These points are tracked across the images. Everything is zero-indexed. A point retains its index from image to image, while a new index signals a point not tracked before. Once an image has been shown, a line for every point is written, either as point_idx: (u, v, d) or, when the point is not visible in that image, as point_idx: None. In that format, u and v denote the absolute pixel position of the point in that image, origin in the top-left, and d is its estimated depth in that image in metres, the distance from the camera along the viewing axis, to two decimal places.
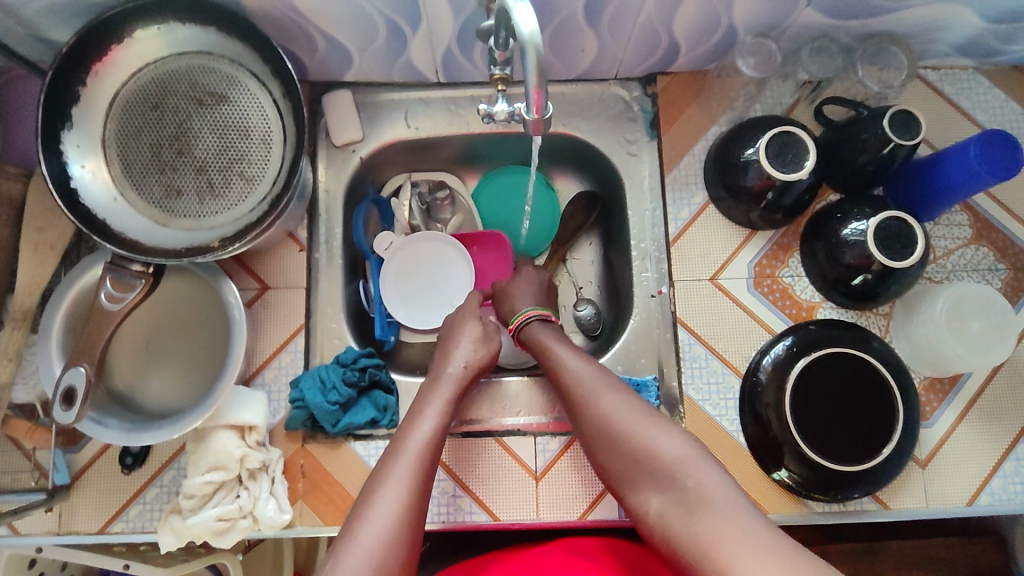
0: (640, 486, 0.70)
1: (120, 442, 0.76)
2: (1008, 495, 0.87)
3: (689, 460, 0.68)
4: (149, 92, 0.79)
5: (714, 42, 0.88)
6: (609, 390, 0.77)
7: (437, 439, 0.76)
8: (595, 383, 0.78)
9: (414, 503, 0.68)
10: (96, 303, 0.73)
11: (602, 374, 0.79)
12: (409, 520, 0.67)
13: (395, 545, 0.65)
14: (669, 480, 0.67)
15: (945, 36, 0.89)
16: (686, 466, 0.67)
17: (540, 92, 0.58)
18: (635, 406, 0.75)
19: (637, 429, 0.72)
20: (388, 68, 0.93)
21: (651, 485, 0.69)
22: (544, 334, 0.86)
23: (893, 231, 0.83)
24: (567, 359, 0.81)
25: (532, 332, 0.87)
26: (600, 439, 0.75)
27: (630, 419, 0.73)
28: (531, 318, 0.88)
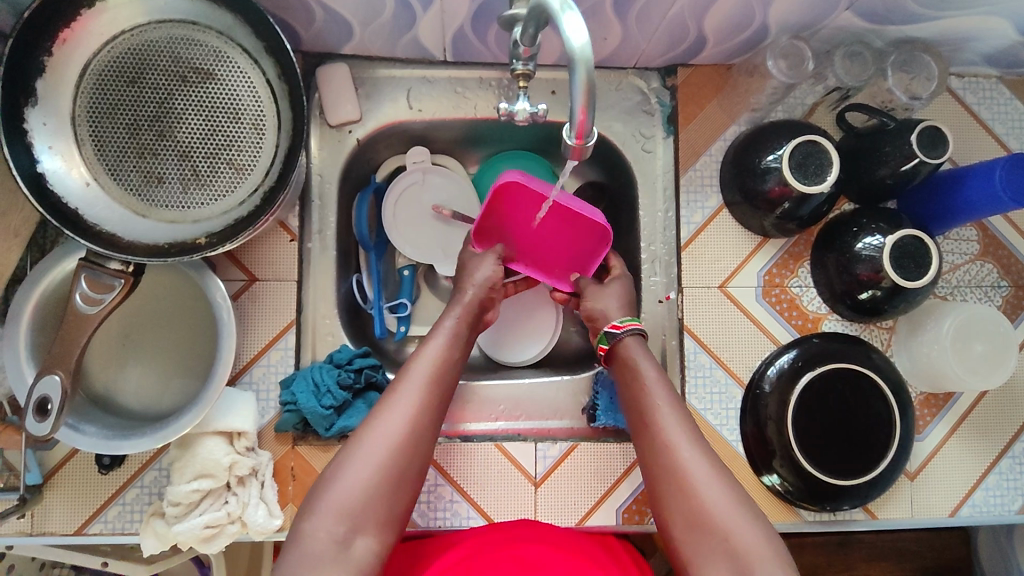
0: (709, 566, 0.64)
1: (97, 450, 0.70)
2: (989, 507, 0.90)
3: (768, 559, 0.62)
4: (124, 65, 0.70)
5: (744, 38, 0.84)
6: (699, 450, 0.70)
7: (444, 363, 0.74)
8: (687, 442, 0.71)
9: (418, 426, 0.69)
10: (70, 304, 0.67)
11: (695, 433, 0.72)
12: (408, 443, 0.67)
13: (395, 460, 0.66)
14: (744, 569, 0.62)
15: (977, 46, 0.86)
16: (767, 562, 0.62)
17: (586, 115, 0.53)
18: (724, 477, 0.68)
19: (722, 504, 0.66)
20: (392, 43, 0.85)
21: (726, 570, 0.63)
22: (646, 365, 0.77)
23: (909, 248, 0.80)
24: (660, 397, 0.74)
25: (629, 357, 0.79)
26: (674, 504, 0.68)
27: (714, 488, 0.67)
28: (627, 332, 0.81)
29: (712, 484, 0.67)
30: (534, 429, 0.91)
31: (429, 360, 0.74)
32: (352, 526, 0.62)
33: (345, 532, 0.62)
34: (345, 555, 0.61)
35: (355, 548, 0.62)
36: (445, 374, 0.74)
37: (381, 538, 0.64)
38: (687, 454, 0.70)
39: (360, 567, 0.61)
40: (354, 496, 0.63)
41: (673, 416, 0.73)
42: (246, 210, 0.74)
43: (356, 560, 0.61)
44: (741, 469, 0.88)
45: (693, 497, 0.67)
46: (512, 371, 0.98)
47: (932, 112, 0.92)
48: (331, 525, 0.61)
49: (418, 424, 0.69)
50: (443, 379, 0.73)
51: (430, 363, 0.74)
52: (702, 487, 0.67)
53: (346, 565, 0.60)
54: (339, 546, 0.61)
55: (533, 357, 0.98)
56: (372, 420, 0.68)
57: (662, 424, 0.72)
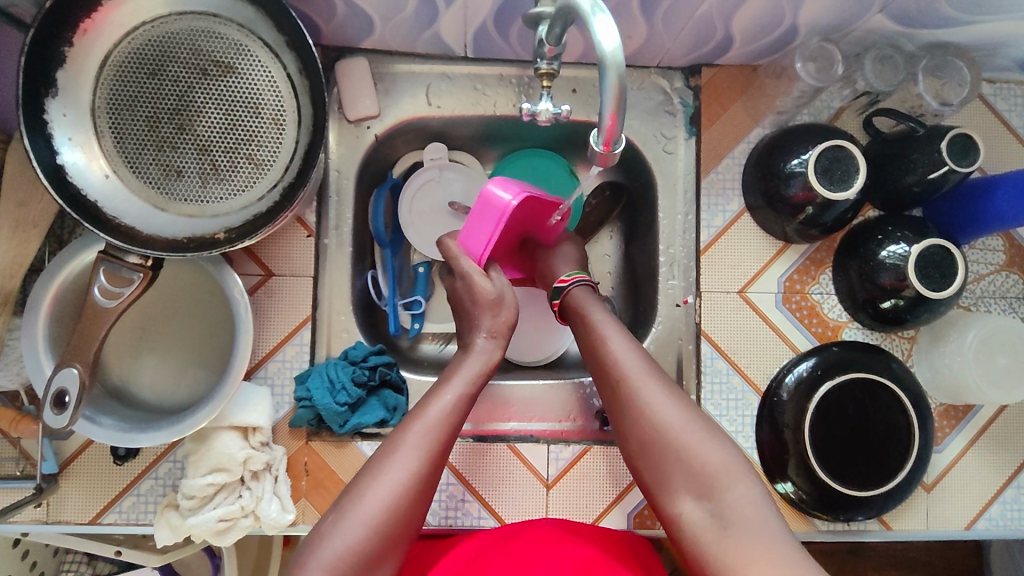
0: (673, 488, 0.65)
1: (114, 442, 0.71)
2: (1006, 521, 0.89)
3: (730, 475, 0.63)
4: (145, 57, 0.70)
5: (771, 39, 0.82)
6: (654, 381, 0.70)
7: (459, 412, 0.70)
8: (640, 373, 0.70)
9: (419, 485, 0.64)
10: (89, 298, 0.67)
11: (648, 363, 0.72)
12: (407, 504, 0.63)
13: (391, 522, 0.62)
14: (706, 488, 0.63)
15: (1011, 52, 0.84)
16: (727, 477, 0.63)
17: (615, 120, 0.53)
18: (680, 400, 0.69)
19: (681, 426, 0.67)
20: (412, 38, 0.84)
21: (688, 489, 0.64)
22: (593, 309, 0.77)
23: (935, 258, 0.79)
24: (608, 333, 0.74)
25: (576, 303, 0.78)
26: (634, 434, 0.69)
27: (670, 413, 0.67)
28: (574, 284, 0.79)
29: (668, 409, 0.68)
30: (547, 431, 0.90)
31: (446, 403, 0.69)
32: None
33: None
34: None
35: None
36: (459, 420, 0.69)
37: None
38: (641, 383, 0.70)
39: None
40: (346, 559, 0.59)
41: (624, 348, 0.73)
42: (265, 206, 0.74)
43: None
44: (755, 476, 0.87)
45: (650, 424, 0.68)
46: (526, 372, 0.98)
47: (961, 119, 0.90)
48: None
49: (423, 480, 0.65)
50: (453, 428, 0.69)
51: (443, 412, 0.68)
52: (658, 413, 0.68)
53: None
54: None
55: (546, 359, 0.99)
56: (370, 477, 0.64)
57: (613, 359, 0.72)
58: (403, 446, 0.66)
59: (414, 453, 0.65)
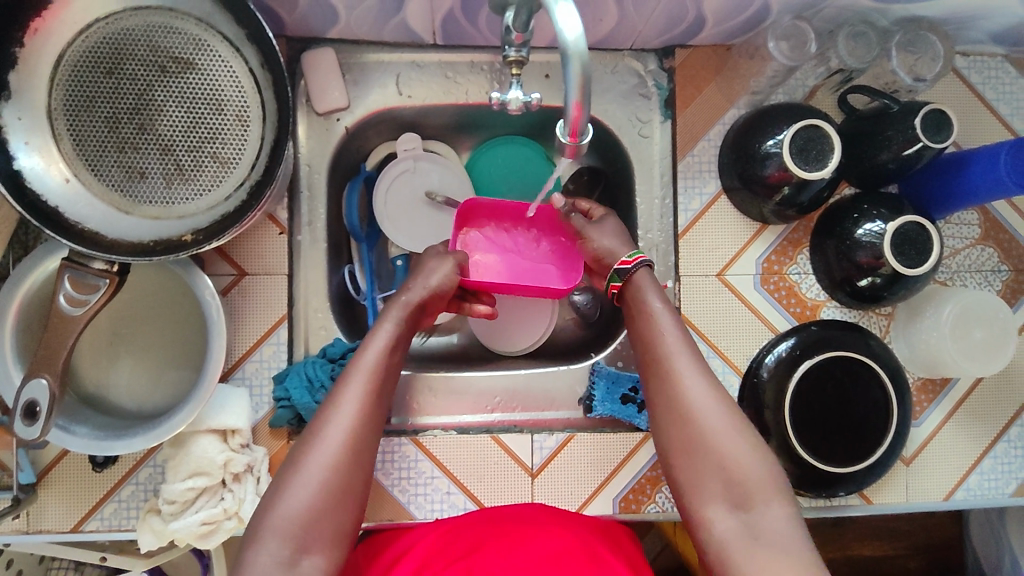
0: (706, 495, 0.65)
1: (90, 451, 0.69)
2: (983, 491, 0.90)
3: (765, 487, 0.63)
4: (100, 55, 0.68)
5: (744, 18, 0.81)
6: (702, 379, 0.69)
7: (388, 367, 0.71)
8: (687, 367, 0.70)
9: (358, 441, 0.65)
10: (54, 306, 0.66)
11: (699, 362, 0.71)
12: (329, 502, 0.62)
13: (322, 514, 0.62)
14: (742, 499, 0.63)
15: (983, 24, 0.83)
16: (763, 489, 0.63)
17: (580, 111, 0.52)
18: (724, 403, 0.68)
19: (722, 433, 0.66)
20: (379, 27, 0.82)
21: (722, 498, 0.64)
22: (646, 298, 0.76)
23: (910, 235, 0.79)
24: (661, 329, 0.73)
25: (638, 289, 0.77)
26: (676, 435, 0.68)
27: (715, 418, 0.67)
28: (637, 266, 0.78)
29: (713, 412, 0.67)
30: (530, 420, 0.90)
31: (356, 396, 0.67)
32: (299, 547, 0.60)
33: (291, 554, 0.59)
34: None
35: (303, 568, 0.59)
36: (389, 371, 0.71)
37: (331, 555, 0.61)
38: (690, 380, 0.69)
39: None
40: (299, 519, 0.60)
41: (678, 343, 0.72)
42: (232, 206, 0.72)
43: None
44: None
45: (695, 428, 0.67)
46: (509, 363, 0.97)
47: (937, 93, 0.90)
48: (276, 550, 0.59)
49: (359, 428, 0.66)
50: (385, 383, 0.70)
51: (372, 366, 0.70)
52: (703, 415, 0.67)
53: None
54: (286, 568, 0.58)
55: (529, 347, 0.98)
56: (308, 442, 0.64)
57: (670, 355, 0.71)
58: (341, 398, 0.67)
59: (350, 408, 0.67)
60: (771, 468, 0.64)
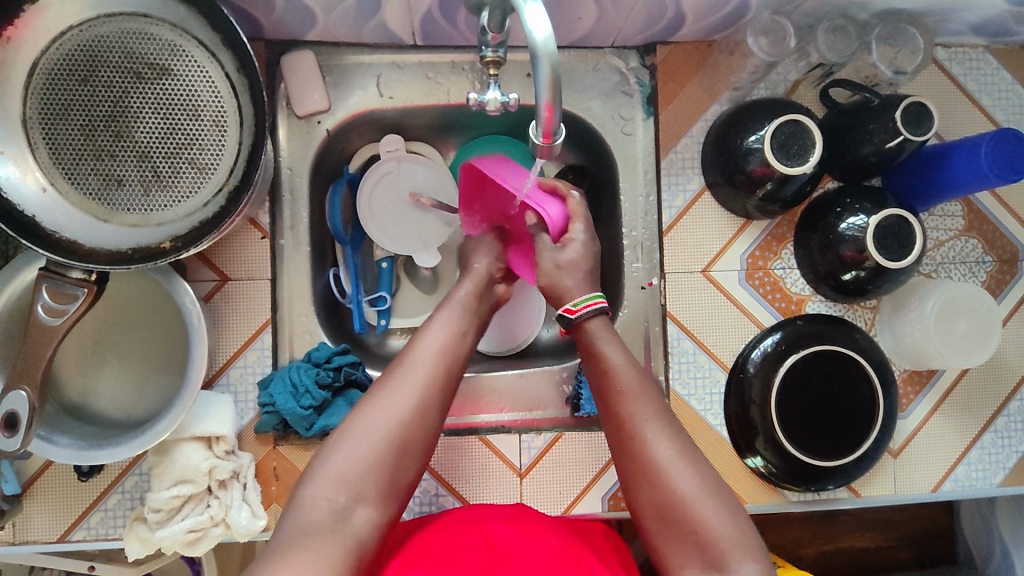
0: (683, 560, 0.62)
1: (73, 461, 0.69)
2: (971, 481, 0.91)
3: (742, 551, 0.60)
4: (74, 63, 0.67)
5: (723, 14, 0.81)
6: (670, 437, 0.66)
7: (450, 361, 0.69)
8: (654, 426, 0.67)
9: (419, 415, 0.65)
10: (32, 317, 0.65)
11: (662, 416, 0.68)
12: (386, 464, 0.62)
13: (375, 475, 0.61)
14: (715, 562, 0.60)
15: (963, 16, 0.83)
16: (739, 553, 0.60)
17: (552, 112, 0.52)
18: (692, 461, 0.65)
19: (694, 494, 0.63)
20: (358, 28, 0.81)
21: (698, 561, 0.61)
22: (602, 344, 0.73)
23: (893, 228, 0.79)
24: (619, 382, 0.70)
25: (592, 334, 0.74)
26: (645, 496, 0.65)
27: (685, 479, 0.64)
28: (592, 312, 0.75)
29: (681, 472, 0.64)
30: (518, 420, 0.90)
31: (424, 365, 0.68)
32: (353, 495, 0.60)
33: (345, 502, 0.59)
34: (344, 525, 0.58)
35: (355, 518, 0.59)
36: (451, 365, 0.69)
37: (380, 510, 0.61)
38: (654, 440, 0.66)
39: (358, 541, 0.59)
40: (351, 473, 0.60)
41: (636, 400, 0.69)
42: (211, 212, 0.71)
43: (354, 533, 0.59)
44: (724, 452, 0.88)
45: (665, 491, 0.64)
46: (496, 363, 0.97)
47: (918, 86, 0.90)
48: (332, 495, 0.59)
49: (416, 418, 0.64)
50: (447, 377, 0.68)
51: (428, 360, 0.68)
52: (671, 476, 0.64)
53: (344, 536, 0.58)
54: (339, 515, 0.59)
55: (517, 346, 0.99)
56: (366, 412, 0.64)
57: (629, 411, 0.68)
58: (396, 384, 0.66)
59: (405, 394, 0.65)
60: (744, 529, 0.62)
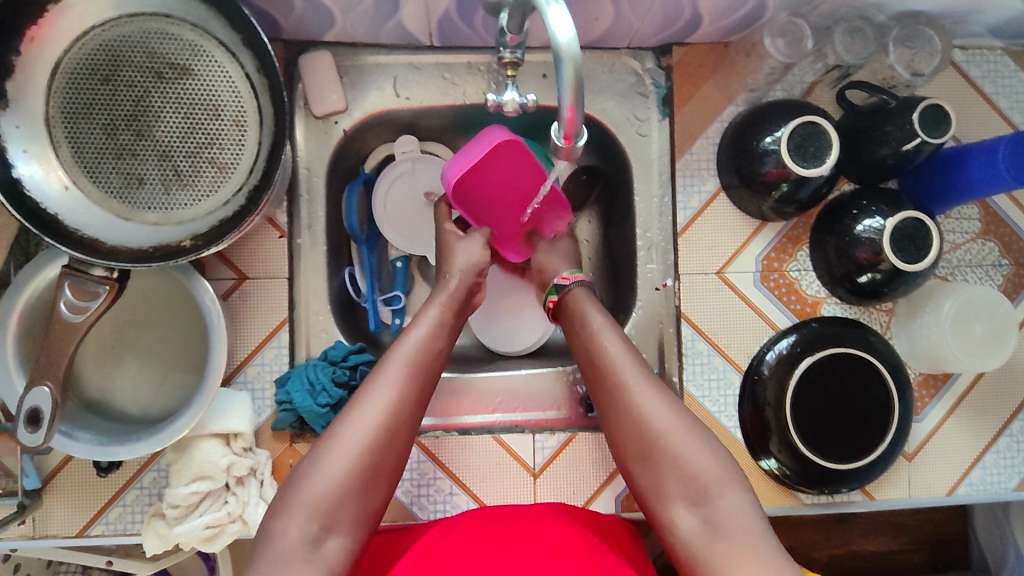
0: (668, 496, 0.65)
1: (93, 456, 0.70)
2: (986, 485, 0.90)
3: (722, 481, 0.64)
4: (97, 62, 0.68)
5: (741, 15, 0.81)
6: (652, 386, 0.70)
7: (426, 353, 0.72)
8: (634, 376, 0.71)
9: (408, 399, 0.68)
10: (55, 314, 0.66)
11: (640, 366, 0.72)
12: (383, 440, 0.65)
13: (370, 456, 0.64)
14: (699, 495, 0.64)
15: (982, 18, 0.83)
16: (720, 484, 0.64)
17: (574, 112, 0.52)
18: (671, 407, 0.69)
19: (676, 433, 0.67)
20: (375, 29, 0.82)
21: (681, 496, 0.64)
22: (590, 307, 0.79)
23: (909, 231, 0.79)
24: (604, 336, 0.75)
25: (577, 299, 0.81)
26: (626, 435, 0.69)
27: (664, 420, 0.68)
28: (575, 284, 0.82)
29: (659, 414, 0.68)
30: (532, 420, 0.91)
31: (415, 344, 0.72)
32: (324, 526, 0.61)
33: (316, 532, 0.61)
34: (315, 556, 0.60)
35: (326, 548, 0.60)
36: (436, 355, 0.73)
37: (352, 536, 0.62)
38: (636, 388, 0.70)
39: (331, 567, 0.60)
40: (325, 496, 0.62)
41: (619, 354, 0.73)
42: (231, 210, 0.72)
43: (326, 560, 0.60)
44: (738, 454, 0.88)
45: (645, 431, 0.68)
46: (510, 364, 0.98)
47: (935, 88, 0.89)
48: (303, 525, 0.60)
49: (406, 401, 0.68)
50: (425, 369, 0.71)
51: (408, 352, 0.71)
52: (651, 418, 0.68)
53: (319, 565, 0.59)
54: (310, 546, 0.60)
55: (528, 347, 0.99)
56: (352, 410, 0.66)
57: (614, 362, 0.72)
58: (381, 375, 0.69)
59: (388, 385, 0.68)
60: (725, 461, 0.65)
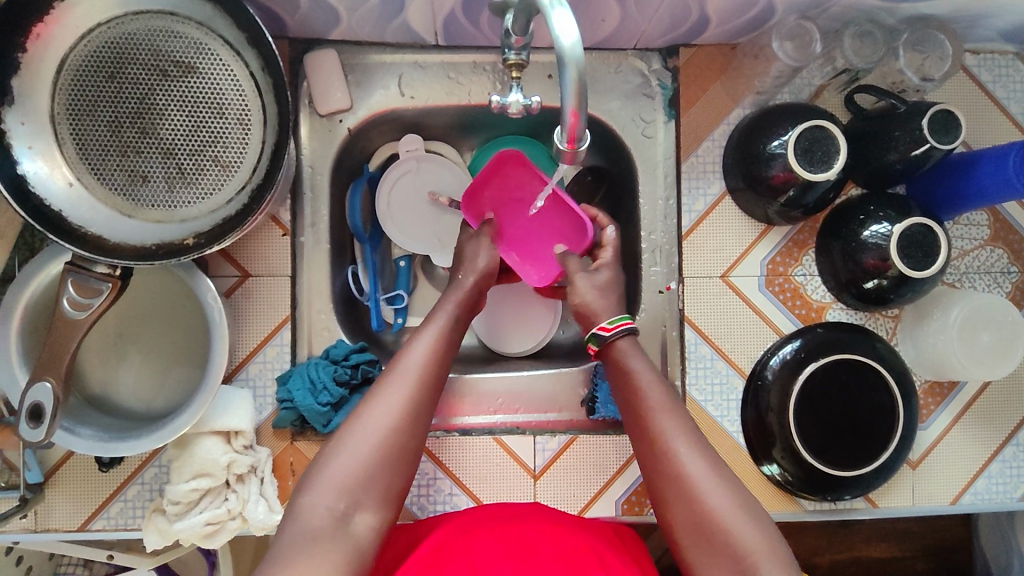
0: (715, 572, 0.61)
1: (94, 453, 0.70)
2: (991, 494, 0.89)
3: (771, 560, 0.60)
4: (102, 60, 0.68)
5: (749, 17, 0.80)
6: (695, 450, 0.66)
7: (435, 371, 0.70)
8: (679, 438, 0.67)
9: (416, 404, 0.67)
10: (58, 310, 0.66)
11: (687, 425, 0.68)
12: (396, 439, 0.64)
13: (387, 454, 0.63)
14: (747, 573, 0.60)
15: (994, 22, 0.81)
16: (769, 562, 0.60)
17: (577, 117, 0.51)
18: (717, 470, 0.65)
19: (722, 506, 0.63)
20: (381, 28, 0.82)
21: (729, 574, 0.60)
22: (634, 360, 0.74)
23: (917, 237, 0.78)
24: (650, 394, 0.70)
25: (622, 354, 0.75)
26: (671, 500, 0.65)
27: (714, 492, 0.64)
28: (620, 333, 0.76)
29: (710, 484, 0.64)
30: (533, 421, 0.90)
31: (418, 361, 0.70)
32: (352, 502, 0.61)
33: (344, 508, 0.60)
34: (344, 530, 0.59)
35: (355, 523, 0.60)
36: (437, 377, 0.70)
37: (380, 514, 0.62)
38: (685, 455, 0.66)
39: (360, 542, 0.60)
40: (351, 474, 0.62)
41: (666, 416, 0.69)
42: (234, 209, 0.72)
43: (356, 535, 0.60)
44: (740, 458, 0.87)
45: (693, 502, 0.64)
46: (512, 365, 0.97)
47: (945, 92, 0.88)
48: (331, 502, 0.60)
49: (413, 408, 0.66)
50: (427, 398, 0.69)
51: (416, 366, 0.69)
52: (702, 489, 0.64)
53: (347, 541, 0.59)
54: (338, 521, 0.59)
55: (533, 347, 0.99)
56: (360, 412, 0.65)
57: (660, 423, 0.68)
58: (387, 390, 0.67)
59: (401, 391, 0.67)
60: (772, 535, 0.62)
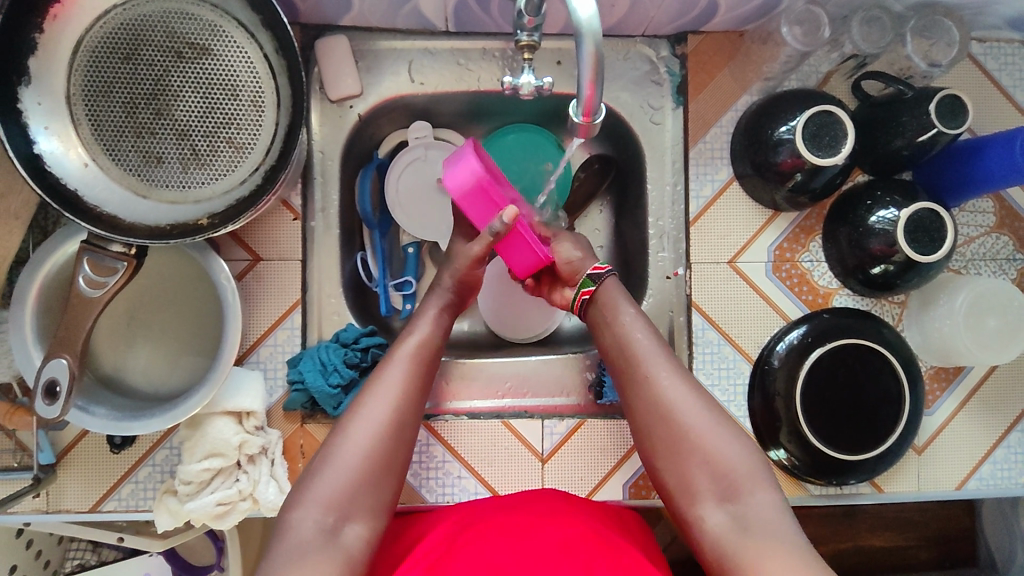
0: (696, 492, 0.66)
1: (108, 431, 0.71)
2: (995, 480, 0.90)
3: (748, 475, 0.65)
4: (118, 41, 0.69)
5: (757, 3, 0.81)
6: (674, 375, 0.71)
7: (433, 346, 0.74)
8: (658, 367, 0.72)
9: (418, 378, 0.71)
10: (73, 288, 0.67)
11: (665, 354, 0.73)
12: (399, 419, 0.67)
13: (387, 436, 0.66)
14: (728, 491, 0.64)
15: (1000, 9, 0.82)
16: (749, 480, 0.64)
17: (593, 89, 0.53)
18: (698, 396, 0.70)
19: (700, 427, 0.68)
20: (392, 14, 0.82)
21: (710, 492, 0.65)
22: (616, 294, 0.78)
23: (924, 222, 0.78)
24: (633, 330, 0.74)
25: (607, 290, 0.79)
26: (654, 426, 0.70)
27: (692, 415, 0.68)
28: (608, 274, 0.79)
29: (687, 408, 0.69)
30: (542, 406, 0.91)
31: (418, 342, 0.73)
32: (341, 515, 0.62)
33: (333, 522, 0.61)
34: (334, 542, 0.60)
35: (344, 536, 0.61)
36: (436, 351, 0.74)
37: (370, 527, 0.63)
38: (665, 382, 0.70)
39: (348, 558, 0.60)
40: (339, 489, 0.62)
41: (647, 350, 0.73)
42: (248, 189, 0.73)
43: (345, 547, 0.60)
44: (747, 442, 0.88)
45: (673, 425, 0.68)
46: (520, 351, 0.97)
47: (951, 79, 0.89)
48: (319, 516, 0.61)
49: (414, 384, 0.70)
50: (431, 365, 0.73)
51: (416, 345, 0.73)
52: (681, 413, 0.68)
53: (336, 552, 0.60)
54: (326, 535, 0.60)
55: (542, 333, 1.00)
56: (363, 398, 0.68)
57: (641, 354, 0.73)
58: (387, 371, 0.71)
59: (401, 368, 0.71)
60: (750, 453, 0.66)
